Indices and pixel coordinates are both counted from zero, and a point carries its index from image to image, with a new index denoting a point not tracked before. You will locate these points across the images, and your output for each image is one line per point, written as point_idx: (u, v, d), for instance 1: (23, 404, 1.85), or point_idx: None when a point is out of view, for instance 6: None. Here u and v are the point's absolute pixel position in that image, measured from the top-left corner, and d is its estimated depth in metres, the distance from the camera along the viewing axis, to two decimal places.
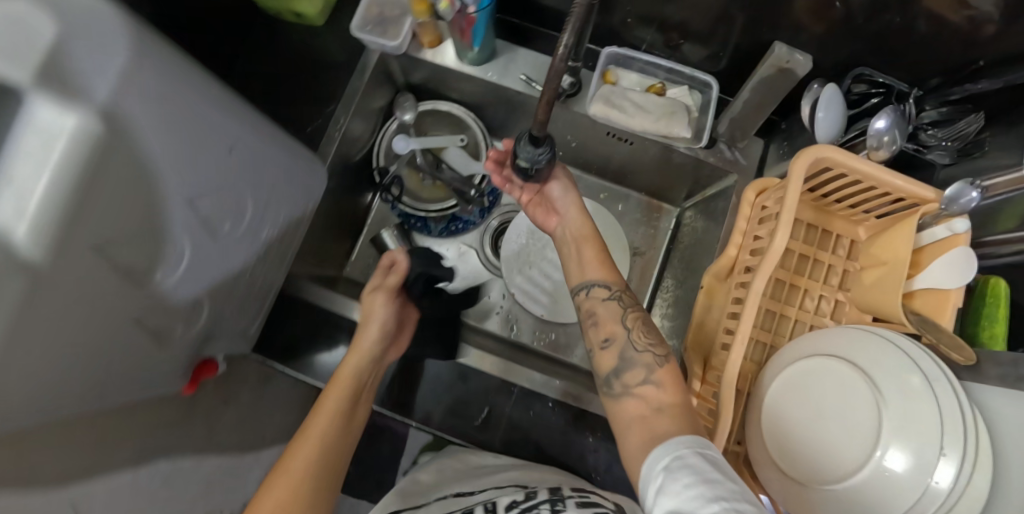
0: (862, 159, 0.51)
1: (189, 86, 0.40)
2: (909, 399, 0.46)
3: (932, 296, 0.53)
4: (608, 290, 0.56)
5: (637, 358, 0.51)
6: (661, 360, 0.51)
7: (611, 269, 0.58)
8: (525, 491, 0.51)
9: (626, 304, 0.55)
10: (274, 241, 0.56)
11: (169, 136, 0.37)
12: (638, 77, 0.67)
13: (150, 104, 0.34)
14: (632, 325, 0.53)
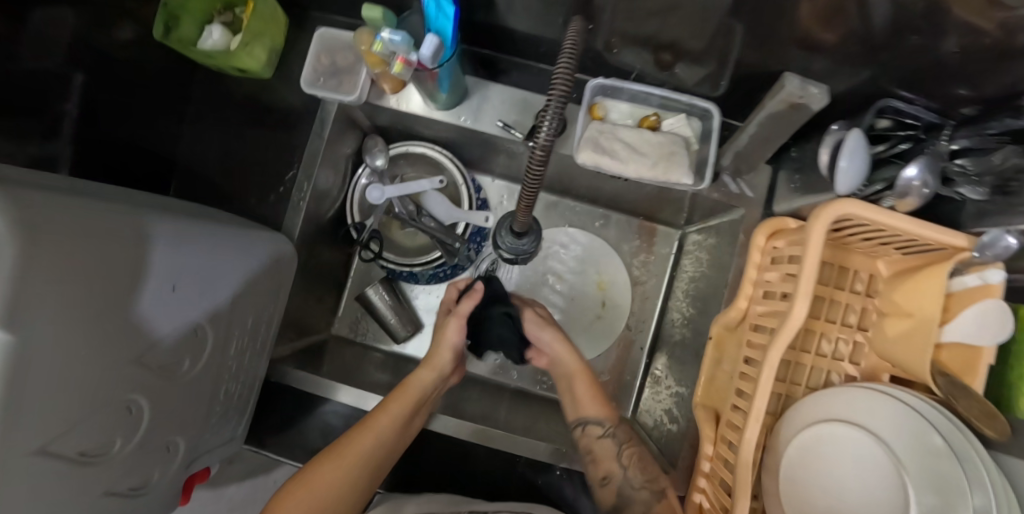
0: (888, 211, 0.46)
1: (118, 237, 0.35)
2: (929, 459, 0.45)
3: (963, 352, 0.48)
4: (602, 428, 0.62)
5: (635, 496, 0.57)
6: (656, 494, 0.56)
7: (604, 403, 0.64)
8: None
9: (620, 439, 0.62)
10: (250, 346, 0.52)
11: (91, 311, 0.32)
12: (628, 107, 0.60)
13: (61, 293, 0.30)
14: (627, 462, 0.59)
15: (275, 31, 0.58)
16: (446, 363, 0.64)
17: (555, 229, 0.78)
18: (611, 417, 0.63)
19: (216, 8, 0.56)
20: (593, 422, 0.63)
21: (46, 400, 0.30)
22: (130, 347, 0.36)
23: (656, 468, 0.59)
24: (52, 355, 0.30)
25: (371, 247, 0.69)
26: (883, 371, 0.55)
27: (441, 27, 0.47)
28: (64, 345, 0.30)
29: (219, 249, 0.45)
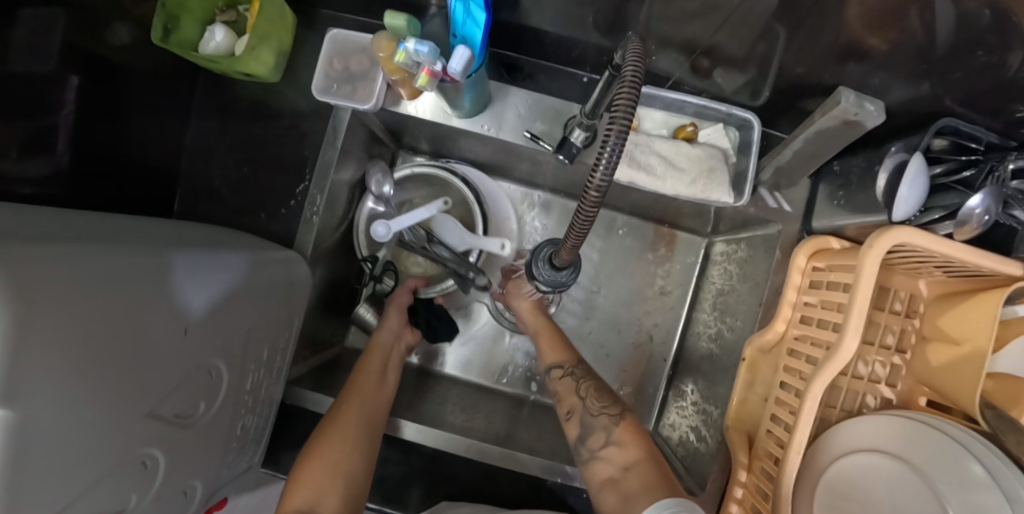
0: (943, 239, 0.44)
1: (124, 286, 0.31)
2: (962, 487, 0.43)
3: (1012, 384, 0.47)
4: (562, 367, 0.59)
5: (596, 422, 0.52)
6: (616, 417, 0.52)
7: (563, 348, 0.62)
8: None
9: (579, 374, 0.58)
10: (266, 377, 0.50)
11: (101, 373, 0.30)
12: (662, 116, 0.56)
13: (69, 359, 0.27)
14: (585, 393, 0.55)
15: (283, 30, 0.53)
16: (396, 324, 0.64)
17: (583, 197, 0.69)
18: (573, 358, 0.60)
19: (218, 7, 0.53)
20: (557, 364, 0.60)
21: (53, 476, 0.27)
22: (142, 400, 0.33)
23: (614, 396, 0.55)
24: (60, 428, 0.27)
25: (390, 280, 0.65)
26: (921, 395, 0.54)
27: (468, 33, 0.43)
28: (73, 414, 0.28)
29: (232, 282, 0.42)
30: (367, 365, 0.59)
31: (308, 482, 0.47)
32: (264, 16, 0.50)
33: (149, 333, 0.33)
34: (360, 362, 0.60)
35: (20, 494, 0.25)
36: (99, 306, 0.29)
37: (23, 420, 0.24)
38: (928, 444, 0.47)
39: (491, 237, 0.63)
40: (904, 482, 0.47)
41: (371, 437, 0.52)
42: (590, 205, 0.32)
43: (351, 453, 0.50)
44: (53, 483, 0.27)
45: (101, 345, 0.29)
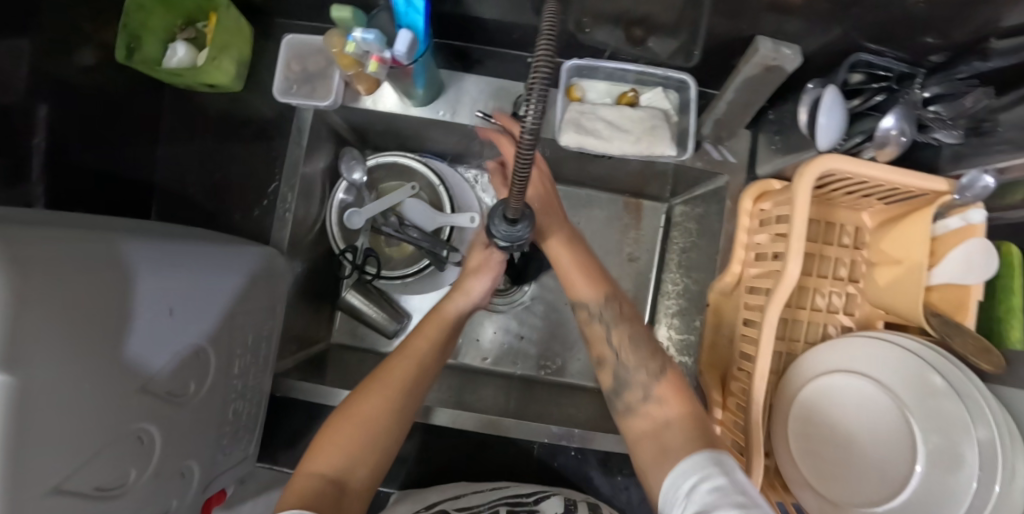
0: (867, 163, 0.48)
1: (110, 270, 0.34)
2: (925, 394, 0.48)
3: (953, 292, 0.51)
4: (592, 307, 0.54)
5: (633, 377, 0.49)
6: (656, 373, 0.48)
7: (597, 279, 0.55)
8: (565, 503, 0.53)
9: (611, 319, 0.53)
10: (254, 365, 0.52)
11: (96, 348, 0.32)
12: (605, 86, 0.59)
13: (65, 334, 0.30)
14: (619, 341, 0.51)
15: (241, 42, 0.57)
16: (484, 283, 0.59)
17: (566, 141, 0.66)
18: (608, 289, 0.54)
19: (177, 26, 0.56)
20: (584, 304, 0.55)
21: (58, 442, 0.30)
22: (134, 377, 0.36)
23: (650, 348, 0.50)
24: (62, 396, 0.29)
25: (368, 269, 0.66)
26: (878, 318, 0.57)
27: (411, 21, 0.47)
28: (71, 385, 0.30)
29: (212, 270, 0.44)
30: (429, 328, 0.56)
31: (334, 444, 0.45)
32: (221, 30, 0.54)
33: (136, 312, 0.36)
34: (423, 321, 0.57)
35: (28, 458, 0.27)
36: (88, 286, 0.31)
37: (28, 386, 0.26)
38: (890, 358, 0.51)
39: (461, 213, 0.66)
40: (872, 398, 0.51)
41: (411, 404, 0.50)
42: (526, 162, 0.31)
43: (386, 427, 0.47)
44: (57, 450, 0.30)
45: (93, 322, 0.32)
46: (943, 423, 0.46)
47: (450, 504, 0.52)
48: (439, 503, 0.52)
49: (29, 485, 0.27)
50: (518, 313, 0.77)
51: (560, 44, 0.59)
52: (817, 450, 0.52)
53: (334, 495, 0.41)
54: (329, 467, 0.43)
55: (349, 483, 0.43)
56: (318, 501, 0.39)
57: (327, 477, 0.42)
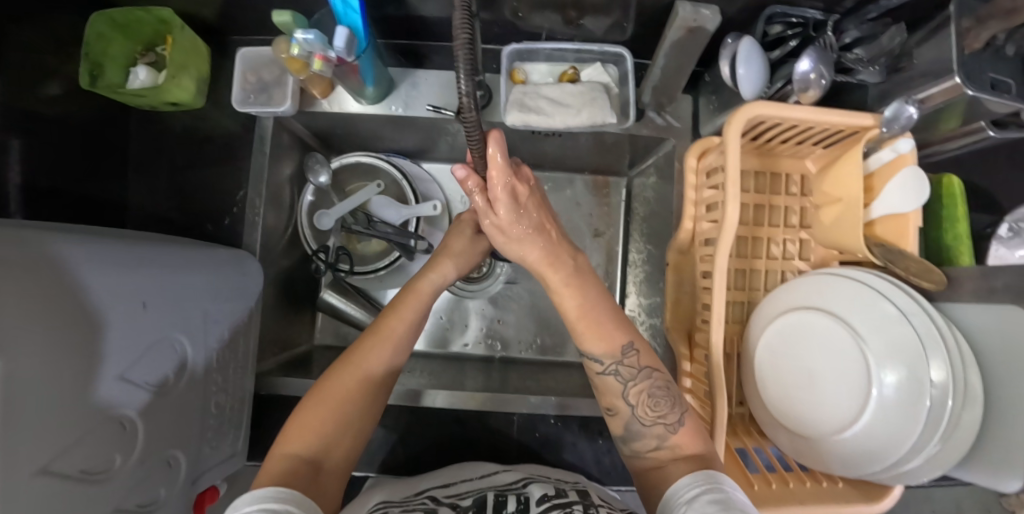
0: (793, 107, 0.50)
1: (83, 264, 0.36)
2: (881, 323, 0.49)
3: (893, 222, 0.53)
4: (603, 364, 0.49)
5: (644, 431, 0.47)
6: (674, 427, 0.46)
7: (611, 331, 0.50)
8: (554, 489, 0.51)
9: (627, 375, 0.49)
10: (233, 360, 0.54)
11: (76, 333, 0.34)
12: (547, 67, 0.63)
13: (44, 324, 0.32)
14: (636, 399, 0.48)
15: (198, 61, 0.60)
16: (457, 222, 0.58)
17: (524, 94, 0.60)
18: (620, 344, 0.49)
19: (138, 52, 0.60)
20: (595, 358, 0.50)
21: (41, 426, 0.31)
22: (113, 365, 0.38)
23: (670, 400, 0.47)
24: (45, 378, 0.31)
25: (341, 267, 0.68)
26: (832, 258, 0.59)
27: (350, 21, 0.50)
28: (52, 370, 0.32)
29: (181, 267, 0.46)
30: (405, 306, 0.56)
31: (310, 426, 0.46)
32: (177, 50, 0.57)
33: (111, 303, 0.38)
34: (400, 298, 0.58)
35: (11, 437, 0.29)
36: (60, 277, 0.34)
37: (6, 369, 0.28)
38: (850, 292, 0.52)
39: (424, 203, 0.69)
40: (833, 334, 0.51)
41: (384, 381, 0.51)
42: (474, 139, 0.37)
43: (360, 408, 0.49)
44: (41, 433, 0.31)
45: (71, 311, 0.34)
46: (900, 351, 0.47)
47: (439, 491, 0.53)
48: (427, 492, 0.53)
49: (13, 465, 0.29)
50: (495, 299, 0.79)
51: (501, 33, 0.62)
52: (783, 383, 0.54)
53: (309, 473, 0.43)
54: (303, 448, 0.45)
55: (323, 461, 0.45)
56: (291, 480, 0.41)
57: (305, 459, 0.44)
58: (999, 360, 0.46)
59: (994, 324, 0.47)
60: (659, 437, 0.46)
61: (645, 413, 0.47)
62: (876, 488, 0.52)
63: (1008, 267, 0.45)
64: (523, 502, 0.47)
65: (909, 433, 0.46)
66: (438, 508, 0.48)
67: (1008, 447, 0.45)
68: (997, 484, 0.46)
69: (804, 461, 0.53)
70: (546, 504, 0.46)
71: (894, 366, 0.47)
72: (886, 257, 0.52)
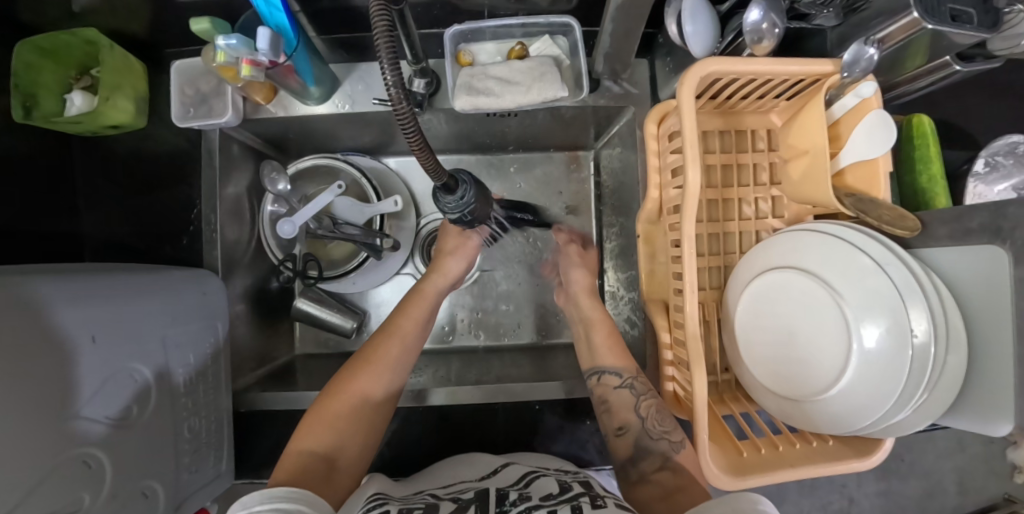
0: (749, 58, 0.48)
1: (26, 302, 0.35)
2: (855, 276, 0.47)
3: (863, 169, 0.52)
4: (620, 378, 0.58)
5: (655, 446, 0.52)
6: (679, 444, 0.52)
7: (622, 355, 0.60)
8: (558, 483, 0.48)
9: (639, 390, 0.56)
10: (202, 383, 0.53)
11: (20, 378, 0.33)
12: (494, 46, 0.60)
13: None
14: (646, 412, 0.55)
15: (134, 79, 0.58)
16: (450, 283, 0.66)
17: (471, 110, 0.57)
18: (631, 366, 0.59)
19: (72, 76, 0.58)
20: (610, 372, 0.58)
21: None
22: (65, 403, 0.37)
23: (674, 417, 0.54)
24: None
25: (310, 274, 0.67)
26: (806, 213, 0.57)
27: (278, 20, 0.48)
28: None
29: (133, 296, 0.45)
30: (410, 312, 0.61)
31: (323, 426, 0.49)
32: (109, 70, 0.55)
33: (58, 340, 0.37)
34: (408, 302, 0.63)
35: None
36: None
37: None
38: (823, 246, 0.49)
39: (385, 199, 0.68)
40: (809, 292, 0.49)
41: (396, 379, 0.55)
42: (418, 145, 0.35)
43: (370, 405, 0.52)
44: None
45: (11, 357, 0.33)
46: (875, 301, 0.46)
47: (437, 489, 0.51)
48: (428, 491, 0.51)
49: None
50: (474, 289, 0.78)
51: (442, 15, 0.60)
52: (762, 347, 0.52)
53: (322, 470, 0.46)
54: (316, 444, 0.48)
55: (338, 457, 0.48)
56: (305, 476, 0.44)
57: (319, 454, 0.47)
58: (982, 302, 0.44)
59: (971, 267, 0.45)
60: (667, 454, 0.51)
61: (655, 428, 0.53)
62: (867, 443, 0.51)
63: (981, 205, 0.43)
64: (525, 493, 0.45)
65: (891, 385, 0.45)
66: (440, 503, 0.46)
67: (996, 391, 0.43)
68: (985, 429, 0.45)
69: (792, 422, 0.52)
70: (551, 500, 0.43)
71: (872, 318, 0.46)
72: (856, 204, 0.50)
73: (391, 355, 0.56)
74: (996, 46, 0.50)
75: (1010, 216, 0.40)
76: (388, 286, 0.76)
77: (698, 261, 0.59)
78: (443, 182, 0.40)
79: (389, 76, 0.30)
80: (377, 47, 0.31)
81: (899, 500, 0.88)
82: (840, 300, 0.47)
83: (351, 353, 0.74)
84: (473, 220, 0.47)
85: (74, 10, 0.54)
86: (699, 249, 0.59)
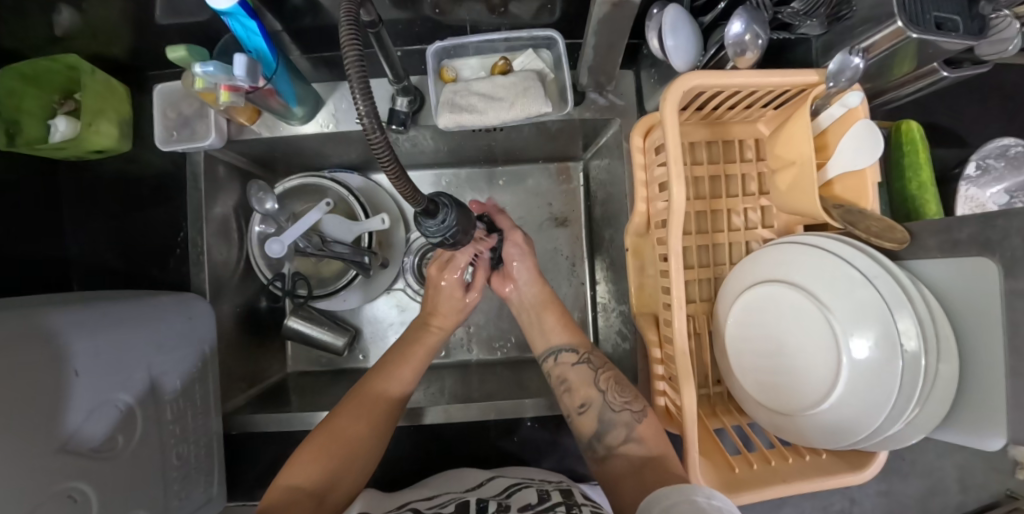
0: (732, 72, 0.47)
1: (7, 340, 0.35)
2: (846, 290, 0.46)
3: (851, 179, 0.51)
4: (575, 355, 0.60)
5: (616, 418, 0.54)
6: (639, 414, 0.53)
7: (574, 332, 0.63)
8: (539, 493, 0.49)
9: (597, 365, 0.59)
10: (191, 408, 0.53)
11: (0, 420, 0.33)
12: (477, 61, 0.60)
13: None
14: (605, 385, 0.56)
15: (117, 102, 0.58)
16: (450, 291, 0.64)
17: (454, 127, 0.57)
18: (585, 342, 0.61)
19: (56, 101, 0.58)
20: (565, 349, 0.61)
21: None
22: (49, 439, 0.37)
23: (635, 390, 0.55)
24: None
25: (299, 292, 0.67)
26: (797, 224, 0.56)
27: (256, 44, 0.48)
28: None
29: (115, 327, 0.45)
30: (415, 355, 0.60)
31: (314, 461, 0.48)
32: (91, 95, 0.55)
33: (41, 377, 0.37)
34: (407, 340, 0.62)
35: None
36: None
37: None
38: (813, 259, 0.49)
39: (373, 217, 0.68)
40: (800, 306, 0.48)
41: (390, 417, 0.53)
42: (394, 172, 0.34)
43: (368, 441, 0.51)
44: None
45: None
46: (865, 314, 0.45)
47: (421, 502, 0.51)
48: (410, 503, 0.51)
49: None
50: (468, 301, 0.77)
51: (424, 31, 0.59)
52: (753, 361, 0.52)
53: (310, 504, 0.45)
54: (307, 480, 0.47)
55: (327, 493, 0.47)
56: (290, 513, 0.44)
57: (307, 491, 0.46)
58: (972, 311, 0.44)
59: (960, 276, 0.44)
60: (627, 427, 0.53)
61: (614, 400, 0.55)
62: (861, 456, 0.51)
63: (969, 216, 0.43)
64: (502, 504, 0.46)
65: (885, 399, 0.44)
66: None
67: (989, 405, 0.43)
68: (979, 442, 0.45)
69: (785, 436, 0.51)
70: (529, 511, 0.44)
71: (862, 331, 0.45)
72: (845, 215, 0.49)
73: (393, 390, 0.55)
74: (984, 51, 0.49)
75: (998, 227, 0.40)
76: (379, 303, 0.76)
77: (687, 274, 0.58)
78: (423, 206, 0.40)
79: (361, 108, 0.30)
80: (349, 78, 0.30)
81: (900, 499, 0.87)
82: (830, 315, 0.46)
83: (344, 370, 0.74)
84: (455, 242, 0.46)
85: (55, 36, 0.54)
86: (688, 262, 0.59)
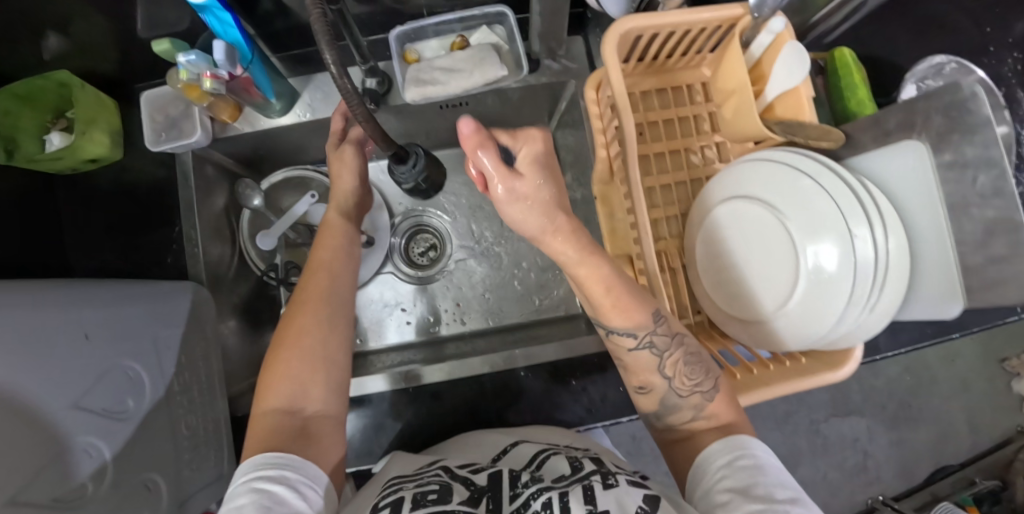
0: (671, 11, 0.52)
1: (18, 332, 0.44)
2: (800, 199, 0.55)
3: (790, 99, 0.56)
4: (636, 339, 0.59)
5: (682, 402, 0.60)
6: (708, 394, 0.59)
7: (634, 312, 0.57)
8: (570, 461, 0.58)
9: (661, 348, 0.59)
10: (193, 384, 0.62)
11: (19, 392, 0.42)
12: (437, 42, 0.65)
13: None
14: (673, 371, 0.60)
15: (106, 113, 0.72)
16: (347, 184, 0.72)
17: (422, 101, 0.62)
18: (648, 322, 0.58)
19: (48, 120, 0.71)
20: (623, 333, 0.58)
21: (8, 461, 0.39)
22: (62, 400, 0.46)
23: (702, 368, 0.60)
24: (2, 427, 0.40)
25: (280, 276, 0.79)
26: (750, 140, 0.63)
27: (236, 40, 0.59)
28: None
29: (113, 317, 0.55)
30: (326, 239, 0.70)
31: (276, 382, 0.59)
32: (86, 108, 0.67)
33: (51, 353, 0.47)
34: (320, 234, 0.71)
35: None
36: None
37: None
38: (767, 181, 0.58)
39: None
40: (760, 218, 0.59)
41: (338, 332, 0.64)
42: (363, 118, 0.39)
43: (315, 332, 0.62)
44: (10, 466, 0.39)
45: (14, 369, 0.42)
46: (820, 222, 0.55)
47: (449, 462, 0.60)
48: (440, 460, 0.60)
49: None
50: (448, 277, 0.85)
51: (385, 19, 0.64)
52: (729, 278, 0.62)
53: (295, 428, 0.57)
54: (279, 401, 0.58)
55: (305, 411, 0.59)
56: (279, 436, 0.55)
57: (281, 409, 0.58)
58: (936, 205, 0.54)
59: (901, 166, 0.56)
60: (694, 408, 0.59)
61: (680, 387, 0.60)
62: (842, 355, 0.60)
63: None
64: (538, 475, 0.54)
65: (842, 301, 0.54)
66: (453, 484, 0.53)
67: (943, 273, 0.55)
68: (945, 312, 0.58)
69: (765, 347, 0.61)
70: (563, 481, 0.52)
71: (820, 239, 0.55)
72: (789, 127, 0.55)
73: (323, 282, 0.66)
74: None
75: None
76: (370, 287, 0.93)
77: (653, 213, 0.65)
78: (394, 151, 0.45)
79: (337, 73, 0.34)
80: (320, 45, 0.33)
81: None
82: (787, 223, 0.57)
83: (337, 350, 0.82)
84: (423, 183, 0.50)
85: (45, 60, 0.68)
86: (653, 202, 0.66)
